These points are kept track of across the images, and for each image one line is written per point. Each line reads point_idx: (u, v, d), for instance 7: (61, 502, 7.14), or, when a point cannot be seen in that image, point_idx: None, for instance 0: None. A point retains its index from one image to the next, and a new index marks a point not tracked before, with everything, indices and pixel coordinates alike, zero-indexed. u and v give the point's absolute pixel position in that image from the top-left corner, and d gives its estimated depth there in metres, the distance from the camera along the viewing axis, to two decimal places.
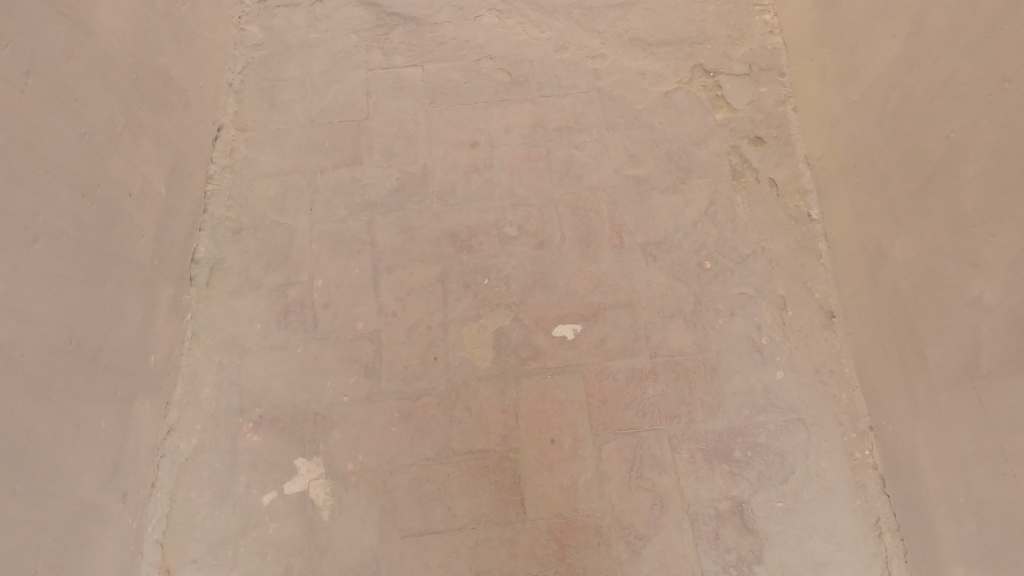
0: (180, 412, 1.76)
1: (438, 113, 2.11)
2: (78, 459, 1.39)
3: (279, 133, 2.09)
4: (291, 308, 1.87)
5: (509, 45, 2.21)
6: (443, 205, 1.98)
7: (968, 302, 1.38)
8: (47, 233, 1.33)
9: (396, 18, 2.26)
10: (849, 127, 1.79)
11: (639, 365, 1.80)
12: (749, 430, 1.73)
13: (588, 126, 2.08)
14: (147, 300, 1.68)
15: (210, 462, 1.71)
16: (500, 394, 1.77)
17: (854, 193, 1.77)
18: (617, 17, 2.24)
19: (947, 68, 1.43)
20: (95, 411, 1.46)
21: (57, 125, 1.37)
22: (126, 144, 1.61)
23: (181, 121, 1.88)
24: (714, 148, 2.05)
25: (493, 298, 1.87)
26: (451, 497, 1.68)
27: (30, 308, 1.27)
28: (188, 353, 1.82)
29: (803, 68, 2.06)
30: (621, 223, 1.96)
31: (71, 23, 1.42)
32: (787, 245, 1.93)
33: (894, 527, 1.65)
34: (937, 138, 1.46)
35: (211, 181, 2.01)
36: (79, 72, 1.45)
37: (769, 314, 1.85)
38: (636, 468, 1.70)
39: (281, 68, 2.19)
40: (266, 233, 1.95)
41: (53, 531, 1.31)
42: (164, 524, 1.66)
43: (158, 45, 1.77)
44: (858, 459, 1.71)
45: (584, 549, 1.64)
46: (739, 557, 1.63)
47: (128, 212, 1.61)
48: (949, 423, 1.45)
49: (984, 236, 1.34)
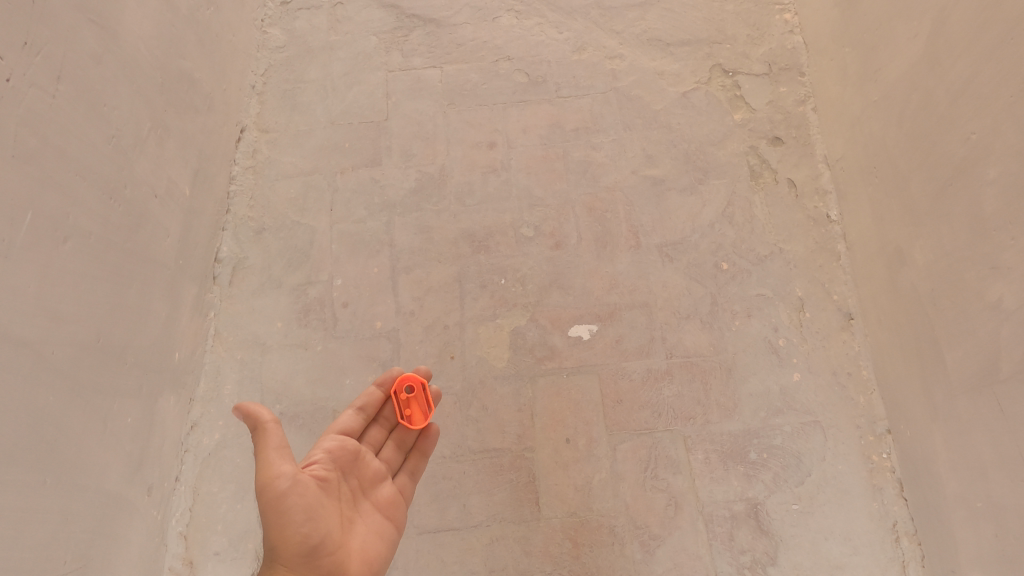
0: (202, 408, 1.80)
1: (457, 113, 2.13)
2: (105, 453, 1.43)
3: (301, 134, 2.13)
4: (312, 307, 1.90)
5: (527, 46, 2.23)
6: (461, 205, 2.01)
7: (989, 305, 1.36)
8: (76, 234, 1.37)
9: (415, 20, 2.29)
10: (869, 128, 1.79)
11: (655, 366, 1.80)
12: (764, 432, 1.73)
13: (605, 127, 2.09)
14: (172, 298, 1.72)
15: (233, 457, 1.75)
16: (516, 393, 1.79)
17: (875, 194, 1.76)
18: (636, 17, 2.25)
19: (969, 68, 1.42)
20: (120, 407, 1.49)
21: (87, 130, 1.41)
22: (152, 146, 1.66)
23: (205, 123, 1.92)
24: (733, 148, 2.04)
25: (509, 298, 1.89)
26: (467, 495, 1.70)
27: (60, 307, 1.31)
28: (212, 350, 1.87)
29: (823, 66, 2.05)
30: (638, 223, 1.96)
31: (99, 29, 1.46)
32: (806, 246, 1.92)
33: (912, 532, 1.63)
34: (957, 140, 1.45)
35: (234, 183, 2.06)
36: (107, 77, 1.49)
37: (787, 316, 1.84)
38: (651, 468, 1.70)
39: (302, 70, 2.23)
40: (288, 233, 1.99)
41: (81, 522, 1.34)
42: (187, 517, 1.70)
43: (183, 50, 1.81)
44: (875, 462, 1.69)
45: (598, 549, 1.63)
46: (753, 559, 1.61)
47: (153, 212, 1.65)
48: (968, 428, 1.43)
49: (1004, 240, 1.32)
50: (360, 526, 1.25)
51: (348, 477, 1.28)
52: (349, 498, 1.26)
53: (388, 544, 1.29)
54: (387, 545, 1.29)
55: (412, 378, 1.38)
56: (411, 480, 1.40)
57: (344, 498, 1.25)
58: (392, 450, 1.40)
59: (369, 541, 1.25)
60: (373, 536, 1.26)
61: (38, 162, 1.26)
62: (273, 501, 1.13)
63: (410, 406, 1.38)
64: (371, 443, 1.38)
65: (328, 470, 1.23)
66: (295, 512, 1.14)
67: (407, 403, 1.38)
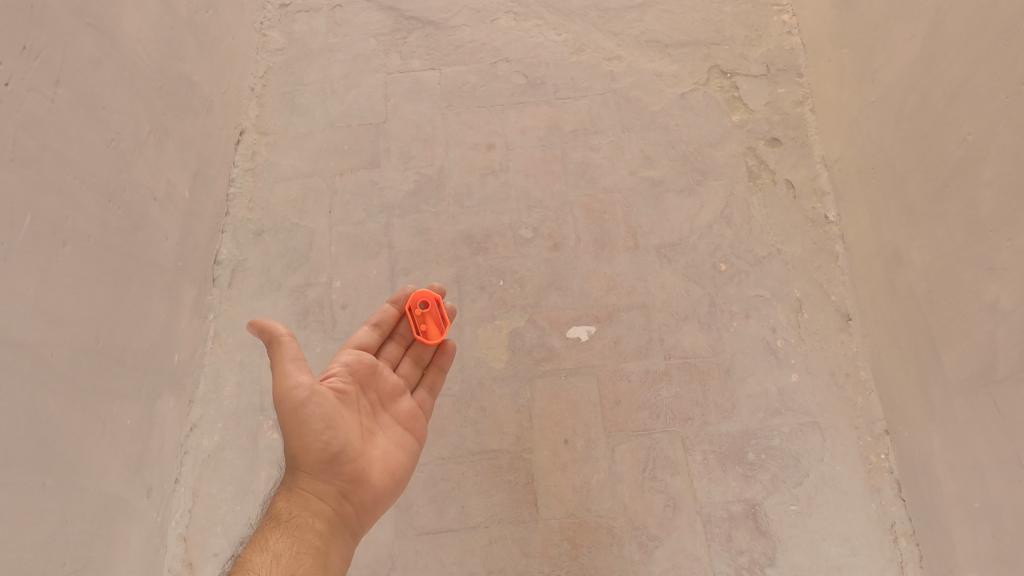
0: (202, 410, 1.81)
1: (455, 115, 2.14)
2: (104, 454, 1.44)
3: (300, 136, 2.14)
4: (311, 309, 1.91)
5: (526, 48, 2.23)
6: (459, 207, 2.01)
7: (985, 306, 1.36)
8: (75, 237, 1.37)
9: (414, 22, 2.29)
10: (866, 129, 1.79)
11: (653, 367, 1.80)
12: (763, 432, 1.73)
13: (604, 128, 2.09)
14: (171, 301, 1.73)
15: (233, 459, 1.76)
16: (515, 394, 1.79)
17: (872, 195, 1.76)
18: (634, 19, 2.26)
19: (964, 70, 1.42)
20: (120, 409, 1.50)
21: (86, 133, 1.42)
22: (151, 150, 1.66)
23: (205, 126, 1.93)
24: (731, 149, 2.04)
25: (508, 300, 1.89)
26: (466, 496, 1.70)
27: (60, 309, 1.32)
28: (211, 352, 1.87)
29: (821, 67, 2.05)
30: (637, 224, 1.97)
31: (98, 33, 1.47)
32: (804, 247, 1.92)
33: (910, 532, 1.62)
34: (953, 141, 1.45)
35: (233, 185, 2.06)
36: (106, 81, 1.50)
37: (785, 317, 1.84)
38: (649, 469, 1.70)
39: (302, 72, 2.24)
40: (287, 235, 2.00)
41: (80, 524, 1.34)
42: (187, 518, 1.70)
43: (182, 53, 1.82)
44: (873, 463, 1.69)
45: (596, 549, 1.63)
46: (752, 560, 1.62)
47: (152, 215, 1.66)
48: (965, 428, 1.44)
49: (1000, 242, 1.32)
50: (380, 437, 1.36)
51: (366, 390, 1.38)
52: (369, 411, 1.36)
53: (408, 453, 1.39)
54: (408, 454, 1.39)
55: (426, 295, 1.46)
56: (429, 394, 1.50)
57: (363, 410, 1.35)
58: (410, 366, 1.49)
59: (389, 450, 1.36)
60: (392, 446, 1.37)
61: (37, 166, 1.27)
62: (294, 409, 1.24)
63: (425, 321, 1.46)
64: (389, 359, 1.47)
65: (345, 383, 1.33)
66: (314, 421, 1.24)
67: (422, 318, 1.47)
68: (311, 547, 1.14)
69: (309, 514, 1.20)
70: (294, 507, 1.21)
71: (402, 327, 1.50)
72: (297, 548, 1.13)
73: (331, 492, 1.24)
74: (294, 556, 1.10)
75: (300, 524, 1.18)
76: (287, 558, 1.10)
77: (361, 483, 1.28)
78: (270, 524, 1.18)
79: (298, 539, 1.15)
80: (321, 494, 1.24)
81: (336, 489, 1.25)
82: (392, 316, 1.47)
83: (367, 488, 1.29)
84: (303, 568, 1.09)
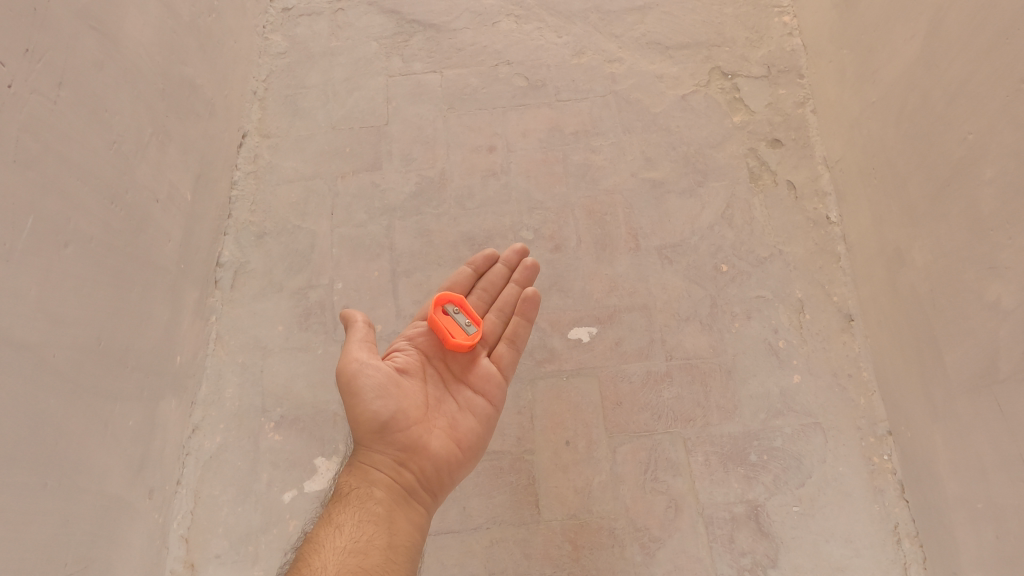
0: (204, 412, 1.81)
1: (456, 118, 2.14)
2: (107, 455, 1.44)
3: (302, 139, 2.14)
4: (313, 310, 1.91)
5: (527, 51, 2.24)
6: (460, 209, 2.01)
7: (987, 305, 1.35)
8: (77, 239, 1.38)
9: (415, 25, 2.30)
10: (867, 129, 1.79)
11: (654, 368, 1.80)
12: (765, 433, 1.72)
13: (605, 130, 2.10)
14: (173, 302, 1.73)
15: (234, 460, 1.76)
16: (516, 396, 1.79)
17: (873, 195, 1.77)
18: (635, 21, 2.26)
19: (964, 69, 1.43)
20: (122, 410, 1.50)
21: (89, 135, 1.43)
22: (153, 152, 1.67)
23: (207, 128, 1.94)
24: (732, 150, 2.04)
25: None
26: (467, 497, 1.70)
27: (62, 310, 1.32)
28: (213, 354, 1.87)
29: (822, 68, 2.05)
30: (638, 226, 1.97)
31: (100, 36, 1.48)
32: (806, 247, 1.92)
33: (913, 533, 1.62)
34: (954, 140, 1.45)
35: (235, 187, 2.07)
36: (109, 83, 1.51)
37: (787, 318, 1.84)
38: (650, 471, 1.70)
39: (304, 76, 2.25)
40: (288, 237, 2.01)
41: (83, 524, 1.35)
42: (188, 520, 1.70)
43: (184, 56, 1.83)
44: (876, 464, 1.69)
45: (598, 551, 1.63)
46: (754, 561, 1.61)
47: (154, 217, 1.67)
48: (968, 429, 1.43)
49: (1001, 239, 1.31)
50: (452, 404, 1.45)
51: (440, 357, 1.50)
52: (439, 379, 1.47)
53: (479, 417, 1.45)
54: (479, 419, 1.45)
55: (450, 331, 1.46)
56: (511, 347, 1.55)
57: (430, 380, 1.46)
58: (495, 314, 1.60)
59: (456, 416, 1.43)
60: (462, 411, 1.44)
61: (39, 167, 1.27)
62: (349, 382, 1.34)
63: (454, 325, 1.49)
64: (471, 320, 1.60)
65: (405, 364, 1.44)
66: (367, 392, 1.33)
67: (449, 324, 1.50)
68: (372, 515, 1.24)
69: (368, 484, 1.30)
70: (355, 480, 1.32)
71: (493, 271, 1.67)
72: (359, 517, 1.23)
73: (389, 462, 1.33)
74: (355, 525, 1.21)
75: (360, 495, 1.28)
76: (349, 527, 1.21)
77: (420, 451, 1.35)
78: (335, 499, 1.29)
79: (361, 509, 1.25)
80: (380, 465, 1.33)
81: (393, 458, 1.34)
82: (472, 276, 1.65)
83: (426, 455, 1.35)
84: (364, 536, 1.19)
